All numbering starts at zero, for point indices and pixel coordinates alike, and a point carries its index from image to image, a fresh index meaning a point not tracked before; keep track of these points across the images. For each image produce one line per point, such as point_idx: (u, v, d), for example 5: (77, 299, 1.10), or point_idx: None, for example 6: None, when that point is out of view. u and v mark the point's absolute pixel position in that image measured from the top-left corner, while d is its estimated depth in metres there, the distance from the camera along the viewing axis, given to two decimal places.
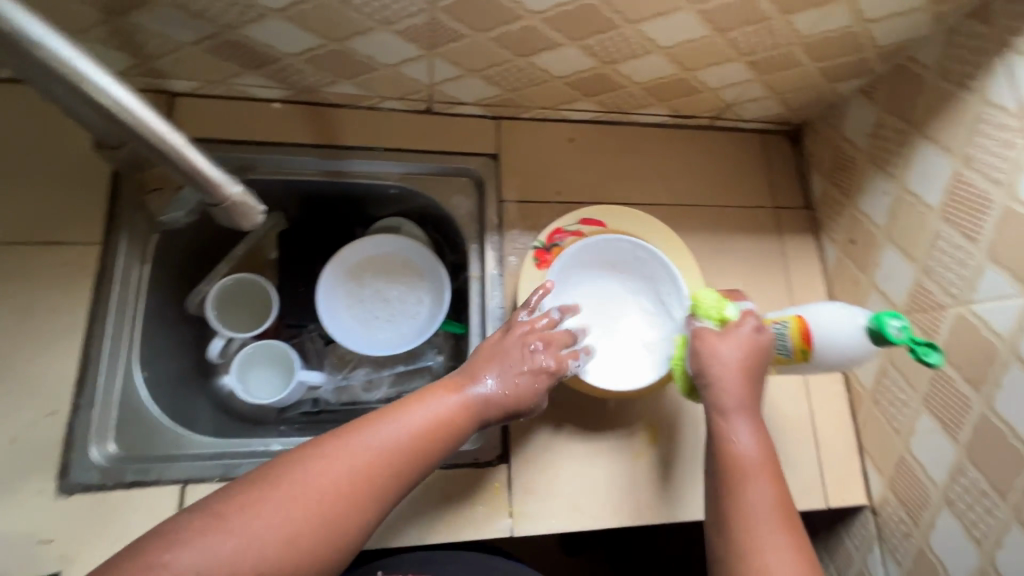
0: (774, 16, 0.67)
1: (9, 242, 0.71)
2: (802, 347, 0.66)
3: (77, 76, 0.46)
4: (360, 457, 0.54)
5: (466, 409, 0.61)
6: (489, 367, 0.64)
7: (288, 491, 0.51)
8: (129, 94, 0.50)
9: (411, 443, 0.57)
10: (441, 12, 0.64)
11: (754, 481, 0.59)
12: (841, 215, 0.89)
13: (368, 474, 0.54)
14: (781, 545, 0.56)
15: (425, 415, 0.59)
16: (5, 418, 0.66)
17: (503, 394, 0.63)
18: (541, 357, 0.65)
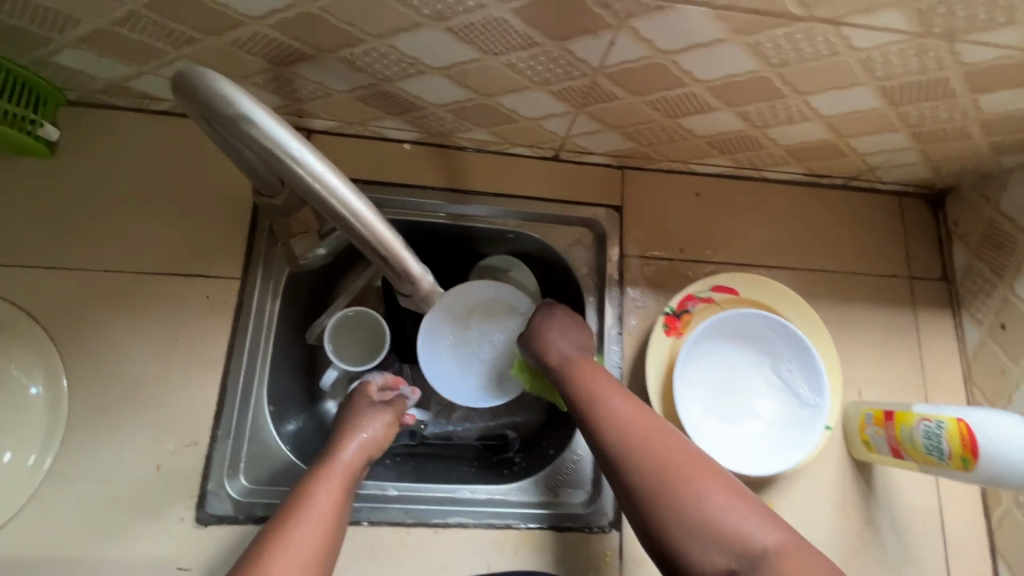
0: (960, 95, 0.62)
1: (158, 273, 0.74)
2: (963, 456, 0.62)
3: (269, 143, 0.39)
4: (314, 509, 0.59)
5: (356, 453, 0.68)
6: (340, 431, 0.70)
7: (274, 554, 0.54)
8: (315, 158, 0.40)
9: (342, 488, 0.63)
10: (603, 78, 0.62)
11: (662, 441, 0.57)
12: (989, 294, 0.82)
13: (329, 514, 0.59)
14: (735, 503, 0.51)
15: (338, 467, 0.65)
16: (151, 445, 0.69)
17: (368, 438, 0.70)
18: (370, 408, 0.74)
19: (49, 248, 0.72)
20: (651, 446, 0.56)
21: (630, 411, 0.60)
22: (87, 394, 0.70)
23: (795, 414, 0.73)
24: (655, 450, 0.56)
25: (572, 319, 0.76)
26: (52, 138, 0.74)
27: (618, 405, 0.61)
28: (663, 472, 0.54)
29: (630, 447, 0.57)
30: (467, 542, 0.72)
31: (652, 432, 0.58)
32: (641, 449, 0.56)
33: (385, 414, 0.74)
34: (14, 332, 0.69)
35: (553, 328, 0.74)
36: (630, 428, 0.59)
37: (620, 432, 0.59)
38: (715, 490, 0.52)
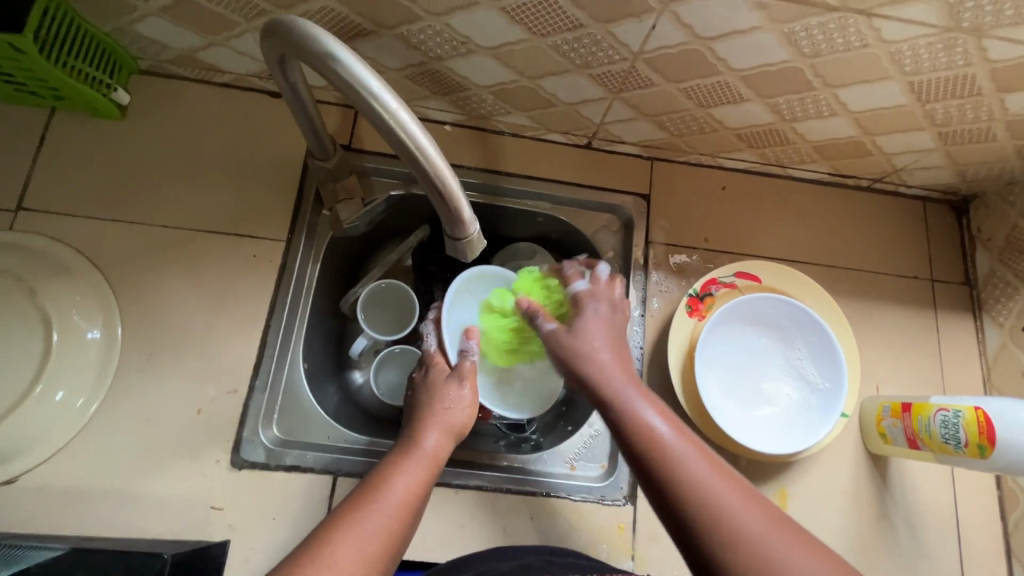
0: (986, 94, 0.64)
1: (210, 231, 0.79)
2: (979, 443, 0.64)
3: (353, 77, 0.42)
4: (392, 504, 0.53)
5: (441, 444, 0.62)
6: (425, 414, 0.65)
7: (337, 547, 0.48)
8: (393, 95, 0.43)
9: (423, 482, 0.57)
10: (642, 62, 0.66)
11: (752, 509, 0.48)
12: (1011, 298, 0.83)
13: (402, 517, 0.53)
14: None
15: (422, 456, 0.59)
16: (194, 390, 0.73)
17: (451, 422, 0.65)
18: (451, 388, 0.68)
19: (112, 202, 0.77)
20: (743, 514, 0.47)
21: (704, 461, 0.51)
22: (138, 339, 0.74)
23: (810, 400, 0.75)
24: (748, 522, 0.47)
25: (608, 317, 0.65)
26: (123, 102, 0.79)
27: (683, 448, 0.52)
28: (761, 551, 0.46)
29: (714, 512, 0.48)
30: (487, 504, 0.75)
31: (739, 494, 0.49)
32: (733, 520, 0.47)
33: (467, 385, 0.69)
34: (76, 277, 0.74)
35: (599, 327, 0.64)
36: (708, 486, 0.49)
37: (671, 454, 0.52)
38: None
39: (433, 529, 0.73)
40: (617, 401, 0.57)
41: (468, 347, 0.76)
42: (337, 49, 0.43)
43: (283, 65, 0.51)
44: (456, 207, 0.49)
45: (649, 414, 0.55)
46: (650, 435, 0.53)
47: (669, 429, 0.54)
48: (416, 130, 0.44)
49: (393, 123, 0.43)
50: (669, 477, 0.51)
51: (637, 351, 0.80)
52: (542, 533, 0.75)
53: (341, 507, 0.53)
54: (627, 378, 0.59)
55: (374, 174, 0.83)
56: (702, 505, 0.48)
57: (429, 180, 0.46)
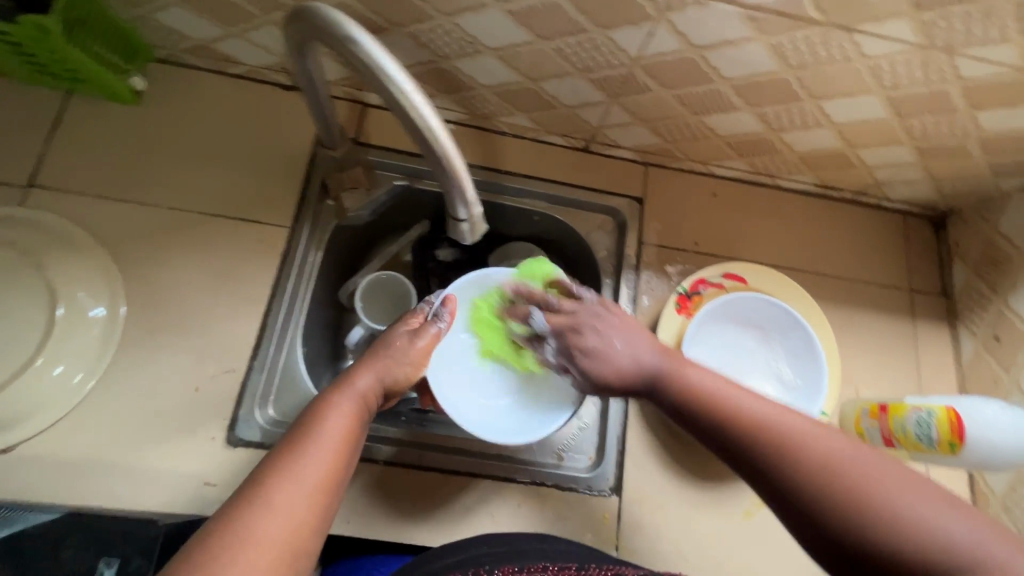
0: (960, 110, 0.69)
1: (216, 215, 0.81)
2: (950, 440, 0.67)
3: (372, 62, 0.46)
4: (326, 443, 0.52)
5: (372, 390, 0.60)
6: (363, 359, 0.63)
7: (276, 488, 0.48)
8: (408, 79, 0.46)
9: (353, 419, 0.56)
10: (639, 68, 0.69)
11: (803, 418, 0.50)
12: (985, 309, 0.87)
13: (339, 452, 0.52)
14: (940, 506, 0.44)
15: (353, 394, 0.58)
16: (193, 368, 0.75)
17: (382, 371, 0.62)
18: (399, 339, 0.66)
19: (122, 183, 0.80)
20: (803, 442, 0.49)
21: (755, 399, 0.53)
22: (141, 317, 0.76)
23: (791, 397, 0.77)
24: (810, 437, 0.49)
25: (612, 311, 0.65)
26: (138, 88, 0.82)
27: (728, 394, 0.54)
28: (846, 476, 0.46)
29: (780, 448, 0.49)
30: (475, 490, 0.77)
31: (801, 426, 0.50)
32: (796, 447, 0.49)
33: (418, 341, 0.67)
34: (84, 254, 0.75)
35: (608, 313, 0.64)
36: (765, 424, 0.51)
37: (716, 407, 0.54)
38: (906, 491, 0.45)
39: (421, 512, 0.75)
40: (659, 377, 0.59)
41: (440, 316, 0.71)
42: (358, 36, 0.46)
43: (303, 51, 0.53)
44: (462, 189, 0.53)
45: (683, 374, 0.58)
46: (697, 398, 0.55)
47: (701, 378, 0.57)
48: (428, 113, 0.47)
49: (407, 105, 0.46)
50: (717, 415, 0.53)
51: None
52: (529, 520, 0.76)
53: (278, 448, 0.51)
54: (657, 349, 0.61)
55: (379, 167, 0.86)
56: (761, 443, 0.50)
57: (438, 162, 0.50)
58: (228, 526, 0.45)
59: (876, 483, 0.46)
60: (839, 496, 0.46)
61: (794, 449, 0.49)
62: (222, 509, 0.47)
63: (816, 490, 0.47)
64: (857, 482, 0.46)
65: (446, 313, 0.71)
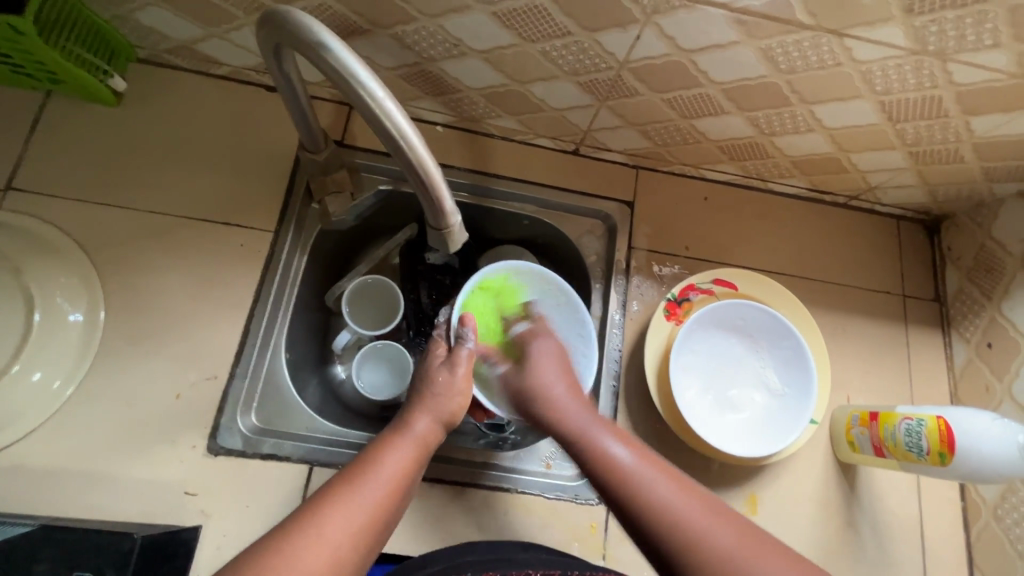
0: (953, 116, 0.68)
1: (198, 219, 0.79)
2: (940, 451, 0.66)
3: (344, 68, 0.44)
4: (381, 481, 0.56)
5: (432, 432, 0.64)
6: (416, 400, 0.66)
7: (327, 516, 0.51)
8: (382, 87, 0.45)
9: (411, 461, 0.60)
10: (627, 72, 0.68)
11: (714, 518, 0.55)
12: (977, 316, 0.86)
13: (392, 493, 0.56)
14: None
15: (410, 438, 0.61)
16: (174, 375, 0.74)
17: (437, 409, 0.65)
18: (442, 374, 0.68)
19: (101, 186, 0.78)
20: (707, 530, 0.55)
21: (669, 483, 0.59)
22: (121, 323, 0.74)
23: (780, 405, 0.77)
24: (707, 526, 0.55)
25: (554, 353, 0.75)
26: (119, 89, 0.80)
27: (647, 474, 0.59)
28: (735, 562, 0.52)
29: (684, 531, 0.55)
30: (462, 498, 0.76)
31: (706, 514, 0.56)
32: (699, 538, 0.54)
33: (458, 369, 0.69)
34: (63, 258, 0.74)
35: (551, 356, 0.74)
36: (677, 509, 0.56)
37: (637, 484, 0.59)
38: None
39: (407, 521, 0.74)
40: (581, 439, 0.65)
41: (466, 335, 0.73)
42: (330, 41, 0.45)
43: (278, 54, 0.52)
44: (439, 197, 0.51)
45: (611, 444, 0.63)
46: (616, 465, 0.61)
47: (624, 450, 0.62)
48: (403, 122, 0.46)
49: (381, 114, 0.45)
50: (630, 490, 0.59)
51: (615, 354, 0.82)
52: (516, 529, 0.75)
53: (333, 482, 0.56)
54: (586, 412, 0.68)
55: (365, 170, 0.84)
56: (672, 526, 0.55)
57: (414, 171, 0.49)
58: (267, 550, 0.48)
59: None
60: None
61: (693, 537, 0.54)
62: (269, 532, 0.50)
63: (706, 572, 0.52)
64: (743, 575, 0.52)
65: (470, 332, 0.73)
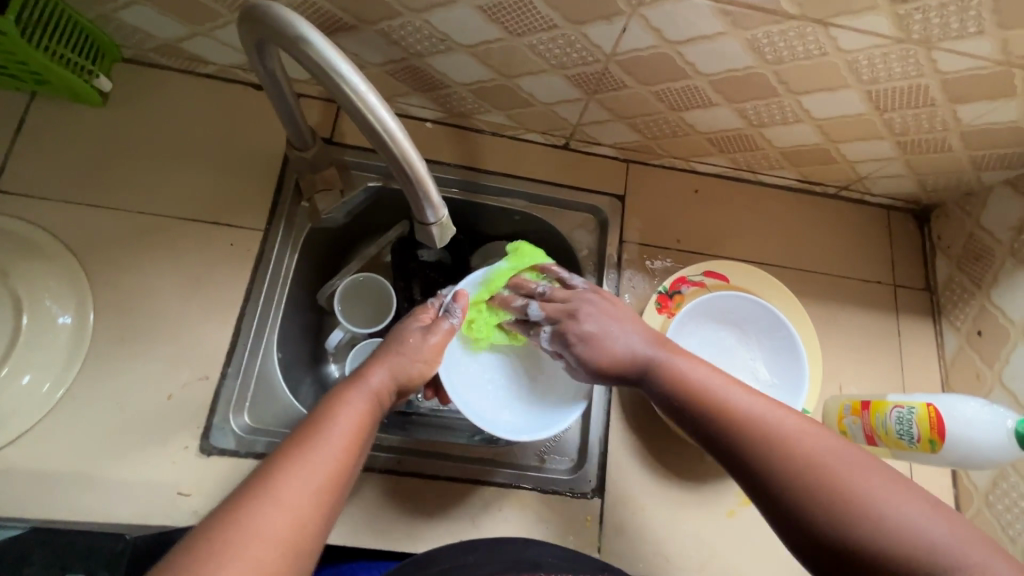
0: (939, 104, 0.68)
1: (187, 219, 0.79)
2: (930, 438, 0.66)
3: (326, 64, 0.44)
4: (340, 436, 0.51)
5: (387, 387, 0.59)
6: (373, 357, 0.62)
7: (285, 478, 0.47)
8: (364, 81, 0.45)
9: (368, 414, 0.55)
10: (614, 64, 0.68)
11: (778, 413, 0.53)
12: (967, 304, 0.87)
13: (348, 451, 0.51)
14: (900, 494, 0.47)
15: (365, 391, 0.57)
16: (164, 376, 0.73)
17: (394, 366, 0.60)
18: (413, 337, 0.65)
19: (88, 187, 0.78)
20: (786, 431, 0.51)
21: (730, 388, 0.56)
22: (111, 324, 0.74)
23: (773, 397, 0.77)
24: (772, 421, 0.52)
25: (605, 305, 0.67)
26: (104, 89, 0.80)
27: (708, 381, 0.57)
28: (791, 446, 0.50)
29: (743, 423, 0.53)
30: (457, 494, 0.76)
31: (790, 423, 0.52)
32: (786, 442, 0.51)
33: (432, 336, 0.65)
34: (52, 261, 0.74)
35: (608, 312, 0.66)
36: (756, 417, 0.53)
37: (694, 391, 0.57)
38: (870, 477, 0.47)
39: (401, 518, 0.74)
40: (649, 364, 0.62)
41: (453, 312, 0.70)
42: (312, 36, 0.44)
43: (261, 51, 0.52)
44: (425, 192, 0.51)
45: (673, 361, 0.60)
46: (675, 378, 0.59)
47: (684, 363, 0.60)
48: (386, 115, 0.46)
49: (364, 107, 0.45)
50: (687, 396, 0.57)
51: None
52: (510, 524, 0.76)
53: (286, 442, 0.50)
54: (647, 343, 0.63)
55: (354, 168, 0.84)
56: (755, 437, 0.52)
57: (398, 166, 0.49)
58: (217, 518, 0.44)
59: (824, 461, 0.49)
60: (847, 499, 0.46)
61: (751, 429, 0.52)
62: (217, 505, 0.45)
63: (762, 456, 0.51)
64: (808, 461, 0.49)
65: (458, 309, 0.70)
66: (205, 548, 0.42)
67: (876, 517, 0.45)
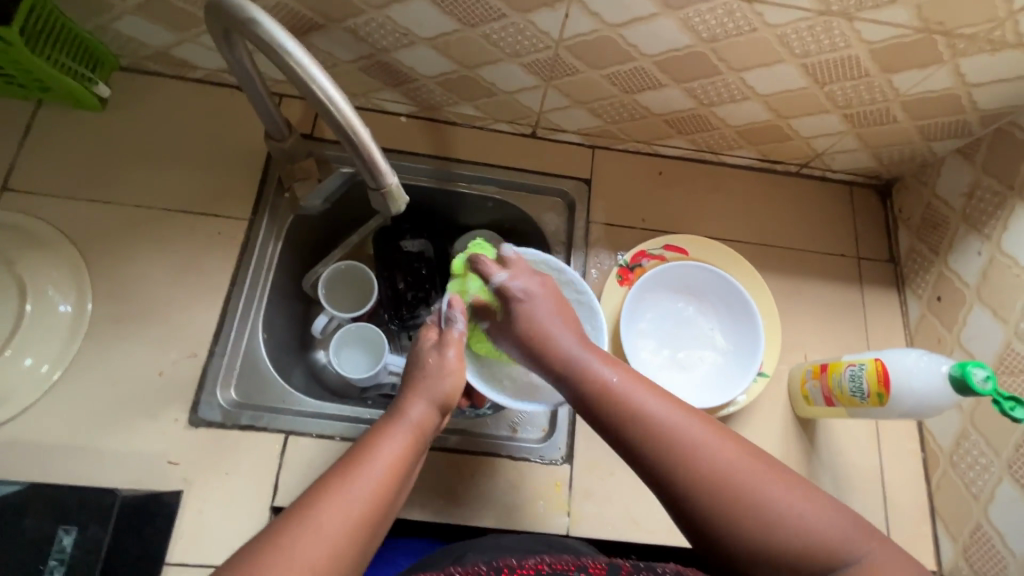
0: (874, 74, 0.71)
1: (179, 210, 0.85)
2: (878, 392, 0.69)
3: (269, 39, 0.51)
4: (378, 469, 0.56)
5: (420, 426, 0.63)
6: (409, 387, 0.67)
7: (322, 507, 0.52)
8: (302, 50, 0.51)
9: (407, 447, 0.60)
10: (564, 50, 0.73)
11: (701, 430, 0.56)
12: (928, 272, 0.89)
13: (389, 480, 0.56)
14: (806, 505, 0.52)
15: (405, 425, 0.62)
16: (156, 354, 0.79)
17: (429, 401, 0.65)
18: (432, 356, 0.69)
19: (87, 184, 0.84)
20: (705, 453, 0.55)
21: (661, 404, 0.58)
22: (107, 311, 0.80)
23: (733, 364, 0.80)
24: (700, 446, 0.55)
25: (541, 288, 0.72)
26: (103, 95, 0.87)
27: (641, 397, 0.59)
28: (723, 478, 0.53)
29: (675, 447, 0.55)
30: (431, 463, 0.79)
31: (709, 439, 0.56)
32: (716, 475, 0.53)
33: (448, 352, 0.69)
34: (53, 253, 0.80)
35: (542, 297, 0.71)
36: (685, 442, 0.55)
37: (624, 407, 0.59)
38: (788, 495, 0.52)
39: None
40: (569, 367, 0.65)
41: (454, 317, 0.72)
42: (259, 18, 0.51)
43: (228, 43, 0.58)
44: (371, 157, 0.56)
45: (608, 373, 0.62)
46: (608, 390, 0.61)
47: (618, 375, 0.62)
48: (329, 87, 0.52)
49: (308, 78, 0.51)
50: (624, 419, 0.59)
51: None
52: (483, 490, 0.79)
53: (324, 477, 0.56)
54: (580, 344, 0.66)
55: (335, 160, 0.89)
56: (681, 462, 0.55)
57: (340, 131, 0.54)
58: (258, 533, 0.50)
59: (754, 496, 0.52)
60: (760, 517, 0.51)
61: (681, 452, 0.55)
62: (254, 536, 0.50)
63: (695, 486, 0.54)
64: (753, 506, 0.52)
65: (457, 314, 0.71)
66: (258, 556, 0.48)
67: (800, 544, 0.50)
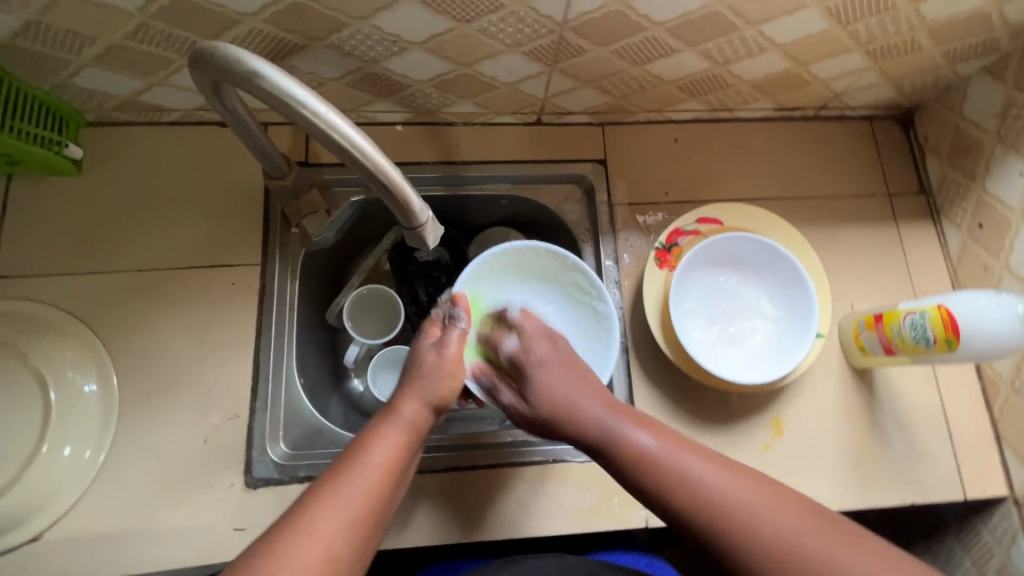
0: (901, 5, 0.67)
1: (185, 266, 0.80)
2: (946, 338, 0.67)
3: (277, 88, 0.46)
4: (371, 468, 0.55)
5: (416, 425, 0.61)
6: (404, 383, 0.65)
7: (314, 511, 0.50)
8: (316, 96, 0.47)
9: (403, 446, 0.58)
10: (569, 32, 0.68)
11: (753, 490, 0.52)
12: (964, 199, 0.86)
13: (383, 481, 0.55)
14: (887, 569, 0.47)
15: (399, 423, 0.60)
16: (196, 421, 0.75)
17: (423, 400, 0.63)
18: (431, 354, 0.66)
19: (82, 256, 0.79)
20: (760, 516, 0.51)
21: (707, 468, 0.55)
22: (134, 386, 0.76)
23: (786, 330, 0.78)
24: (756, 511, 0.51)
25: (555, 359, 0.69)
26: (77, 156, 0.80)
27: (680, 460, 0.56)
28: (787, 544, 0.49)
29: (727, 518, 0.51)
30: (498, 480, 0.77)
31: (762, 499, 0.52)
32: (780, 546, 0.49)
33: (448, 349, 0.67)
34: (65, 336, 0.75)
35: (558, 364, 0.68)
36: (738, 510, 0.51)
37: (668, 477, 0.55)
38: (863, 559, 0.48)
39: (449, 513, 0.76)
40: (604, 436, 0.61)
41: (458, 316, 0.70)
42: (260, 66, 0.46)
43: (217, 91, 0.53)
44: (403, 196, 0.53)
45: (640, 437, 0.59)
46: (643, 457, 0.57)
47: (652, 440, 0.58)
48: (352, 132, 0.48)
49: (329, 128, 0.47)
50: (663, 487, 0.55)
51: (617, 312, 0.82)
52: (555, 498, 0.77)
53: (320, 477, 0.54)
54: (606, 406, 0.63)
55: (336, 185, 0.84)
56: (736, 534, 0.51)
57: (370, 173, 0.50)
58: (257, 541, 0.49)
59: (826, 563, 0.48)
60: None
61: (737, 523, 0.51)
62: (248, 545, 0.49)
63: (754, 557, 0.49)
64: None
65: (462, 313, 0.70)
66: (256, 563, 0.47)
67: None
